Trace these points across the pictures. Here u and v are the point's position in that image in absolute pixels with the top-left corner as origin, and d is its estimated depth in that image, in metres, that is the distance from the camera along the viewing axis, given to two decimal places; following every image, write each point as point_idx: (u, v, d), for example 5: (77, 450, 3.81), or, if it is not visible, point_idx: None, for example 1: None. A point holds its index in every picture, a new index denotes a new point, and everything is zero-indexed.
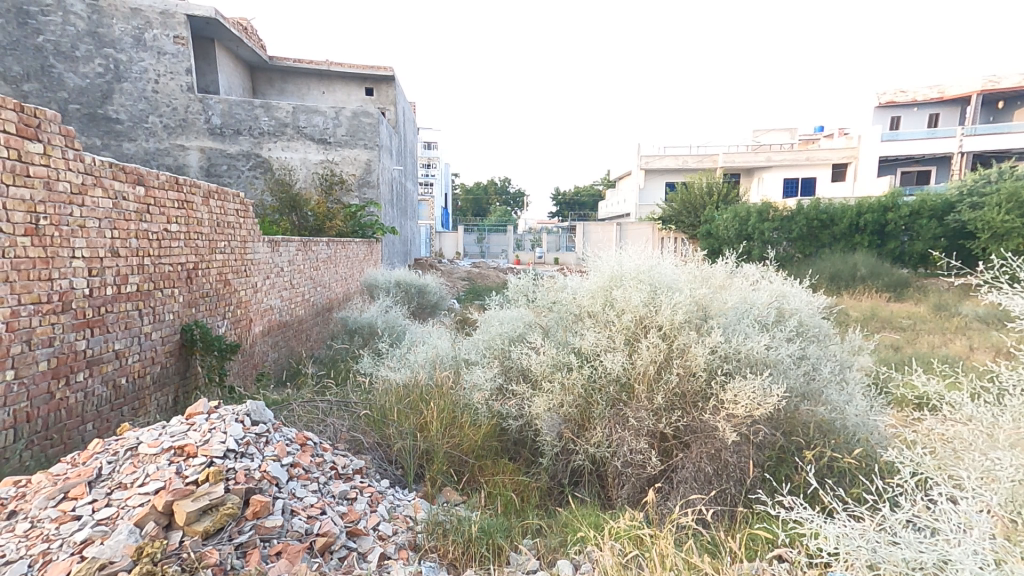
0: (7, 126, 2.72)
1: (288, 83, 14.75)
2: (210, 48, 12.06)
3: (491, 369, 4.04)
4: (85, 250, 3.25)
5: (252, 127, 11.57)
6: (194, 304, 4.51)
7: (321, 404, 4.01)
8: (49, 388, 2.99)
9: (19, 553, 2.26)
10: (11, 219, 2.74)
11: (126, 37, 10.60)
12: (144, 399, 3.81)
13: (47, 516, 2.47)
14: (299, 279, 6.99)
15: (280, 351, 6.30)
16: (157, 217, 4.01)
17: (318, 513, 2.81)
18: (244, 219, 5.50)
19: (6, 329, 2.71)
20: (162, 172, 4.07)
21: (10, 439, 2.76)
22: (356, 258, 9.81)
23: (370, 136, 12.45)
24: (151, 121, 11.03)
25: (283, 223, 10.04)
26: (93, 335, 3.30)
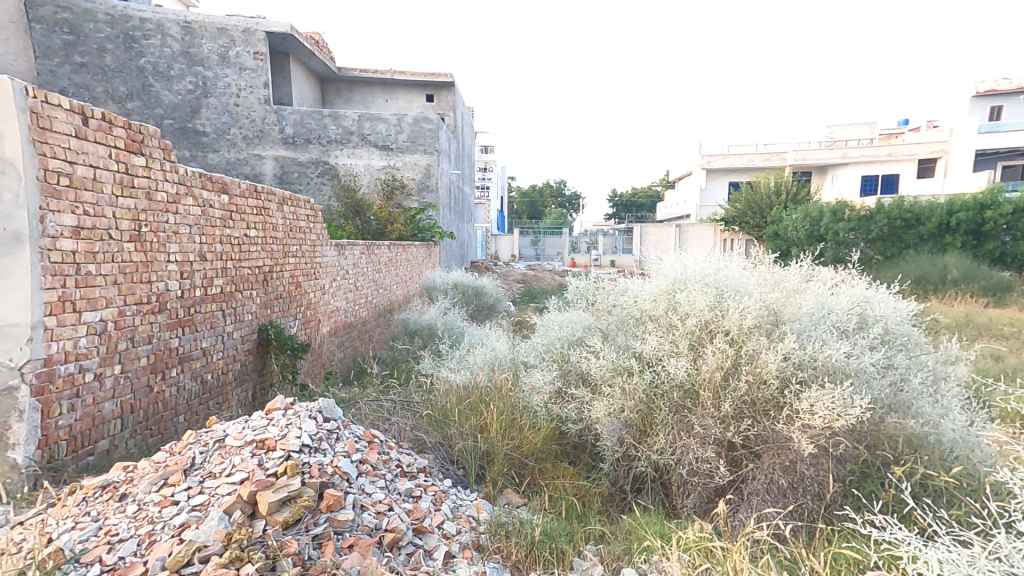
0: (117, 142, 3.05)
1: (354, 92, 15.18)
2: (286, 62, 12.66)
3: (550, 372, 3.97)
4: (177, 255, 3.54)
5: (321, 135, 12.09)
6: (270, 305, 4.77)
7: (387, 402, 4.08)
8: (147, 381, 3.29)
9: (130, 532, 2.50)
10: (118, 226, 3.06)
11: (213, 55, 11.33)
12: (227, 393, 4.08)
13: (151, 499, 2.71)
14: (363, 281, 7.25)
15: (346, 350, 6.57)
16: (238, 222, 4.26)
17: (385, 509, 2.91)
18: (315, 223, 5.77)
19: (114, 326, 3.03)
20: (243, 181, 4.34)
21: (118, 427, 3.10)
22: (415, 261, 10.07)
23: (429, 141, 12.68)
24: (232, 133, 11.72)
25: (348, 227, 10.46)
26: (184, 333, 3.59)
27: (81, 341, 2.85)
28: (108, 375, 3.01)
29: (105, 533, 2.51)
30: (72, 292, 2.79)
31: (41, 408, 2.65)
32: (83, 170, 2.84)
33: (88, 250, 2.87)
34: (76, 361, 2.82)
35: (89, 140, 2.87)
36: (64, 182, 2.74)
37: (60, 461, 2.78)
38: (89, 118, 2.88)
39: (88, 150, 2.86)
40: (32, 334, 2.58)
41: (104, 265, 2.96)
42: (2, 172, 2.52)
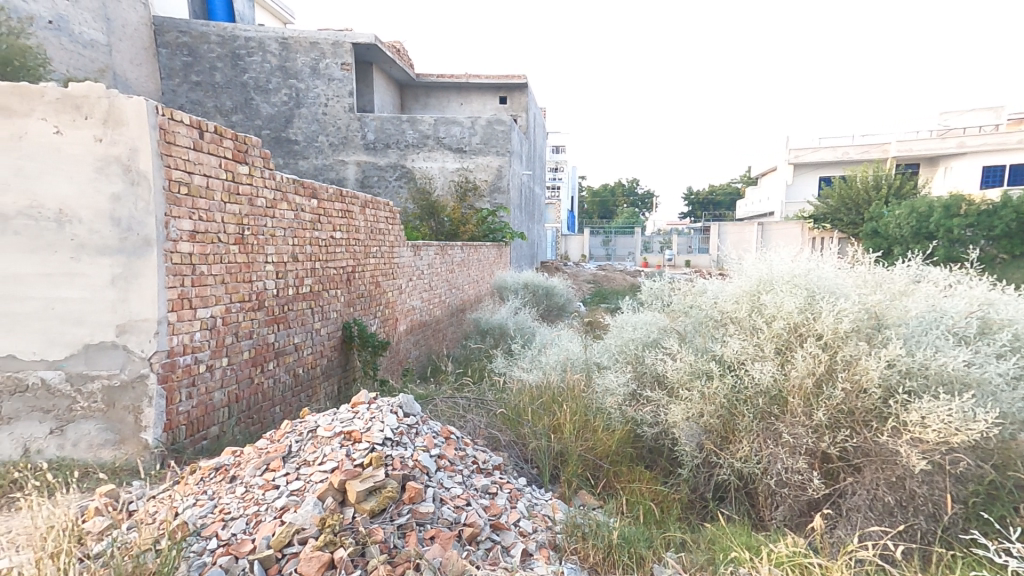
0: (226, 152, 3.34)
1: (431, 98, 15.62)
2: (369, 72, 12.99)
3: (624, 374, 3.92)
4: (274, 256, 3.80)
5: (399, 140, 12.17)
6: (353, 303, 5.01)
7: (462, 400, 4.18)
8: (250, 373, 3.58)
9: (240, 511, 2.75)
10: (225, 230, 3.35)
11: (306, 68, 11.63)
12: (315, 386, 4.36)
13: (256, 483, 2.96)
14: (436, 281, 7.49)
15: (421, 348, 6.82)
16: (326, 225, 4.51)
17: (463, 504, 2.97)
18: (393, 225, 5.99)
19: (222, 322, 3.33)
20: (331, 186, 4.57)
21: (226, 415, 3.40)
22: (486, 262, 10.29)
23: (501, 142, 12.61)
24: (321, 140, 12.01)
25: (424, 229, 10.67)
26: (279, 329, 3.86)
27: (196, 335, 3.16)
28: (217, 367, 3.31)
29: (219, 511, 2.77)
30: (189, 290, 3.10)
31: (165, 395, 2.97)
32: (199, 179, 3.16)
33: (201, 252, 3.18)
34: (192, 354, 3.14)
35: (204, 152, 3.19)
36: (183, 190, 3.06)
37: (181, 443, 3.09)
38: (204, 131, 3.20)
39: (203, 162, 3.19)
40: (158, 328, 2.91)
41: (214, 266, 3.27)
42: (135, 184, 2.87)
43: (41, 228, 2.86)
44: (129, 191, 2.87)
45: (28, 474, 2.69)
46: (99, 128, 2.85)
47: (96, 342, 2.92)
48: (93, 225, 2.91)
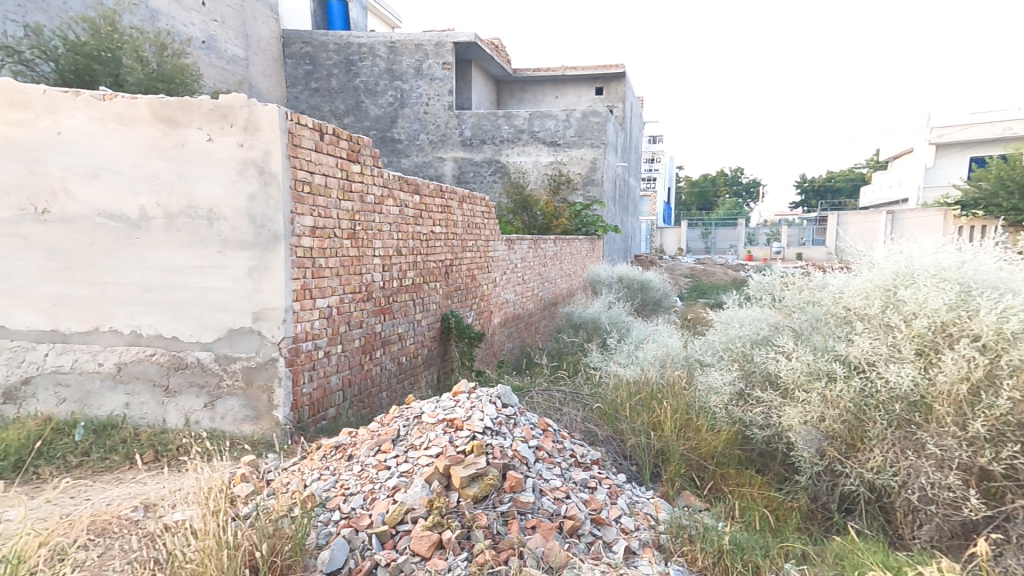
0: (342, 153, 3.59)
1: (527, 93, 14.55)
2: (469, 70, 12.48)
3: (731, 372, 3.74)
4: (381, 251, 4.03)
5: (495, 135, 11.62)
6: (451, 296, 5.20)
7: (557, 393, 4.12)
8: (360, 360, 3.84)
9: (357, 487, 2.94)
10: (340, 225, 3.59)
11: (410, 70, 11.47)
12: (417, 374, 4.61)
13: (370, 462, 3.14)
14: (530, 274, 7.63)
15: (514, 341, 6.96)
16: (427, 220, 4.69)
17: (563, 496, 2.97)
18: (488, 220, 6.11)
19: (337, 312, 3.59)
20: (431, 182, 4.73)
21: (341, 398, 3.68)
22: (580, 255, 10.52)
23: (597, 134, 11.54)
24: (422, 139, 11.75)
25: (517, 222, 10.72)
26: (385, 320, 4.09)
27: (316, 323, 3.43)
28: (333, 353, 3.57)
29: (340, 486, 2.98)
30: (309, 281, 3.36)
31: (292, 376, 3.26)
32: (319, 178, 3.41)
33: (320, 246, 3.43)
34: (313, 341, 3.41)
35: (324, 153, 3.44)
36: (306, 189, 3.32)
37: (305, 422, 3.40)
38: (325, 134, 3.45)
39: (323, 162, 3.44)
40: (285, 316, 3.20)
41: (330, 259, 3.52)
42: (267, 184, 3.16)
43: (195, 226, 3.18)
44: (262, 191, 3.16)
45: (191, 441, 3.10)
46: (241, 135, 3.15)
47: (237, 327, 3.23)
48: (235, 222, 3.20)
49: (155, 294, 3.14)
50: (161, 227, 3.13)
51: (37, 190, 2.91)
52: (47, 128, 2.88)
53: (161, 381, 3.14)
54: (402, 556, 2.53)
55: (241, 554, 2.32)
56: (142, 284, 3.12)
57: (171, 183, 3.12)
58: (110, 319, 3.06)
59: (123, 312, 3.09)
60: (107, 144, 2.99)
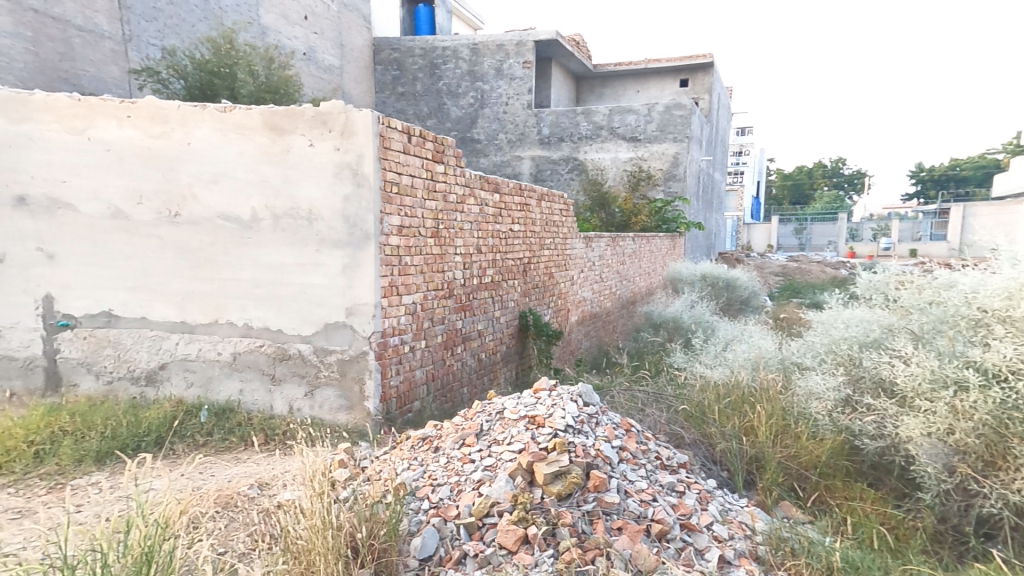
0: (427, 154, 3.71)
1: (607, 88, 13.94)
2: (549, 68, 12.26)
3: (835, 377, 3.50)
4: (462, 249, 4.12)
5: (574, 133, 11.43)
6: (528, 294, 5.23)
7: (639, 393, 4.02)
8: (442, 355, 3.95)
9: (445, 478, 3.04)
10: (424, 224, 3.71)
11: (491, 70, 11.39)
12: (495, 370, 4.69)
13: (456, 455, 3.23)
14: (607, 272, 7.58)
15: (591, 339, 6.99)
16: (505, 218, 4.75)
17: (649, 499, 2.88)
18: (566, 217, 6.06)
19: (421, 308, 3.71)
20: (510, 180, 4.77)
21: (425, 392, 3.81)
22: (659, 253, 10.38)
23: (681, 128, 11.06)
24: (500, 139, 11.75)
25: (594, 220, 10.64)
26: (465, 316, 4.19)
27: (402, 319, 3.58)
28: (417, 348, 3.71)
29: (428, 477, 3.08)
30: (397, 279, 3.52)
31: (381, 369, 3.43)
32: (407, 179, 3.56)
33: (406, 245, 3.58)
34: (399, 336, 3.56)
35: (411, 155, 3.58)
36: (395, 190, 3.47)
37: (392, 414, 3.56)
38: (413, 137, 3.59)
39: (410, 163, 3.57)
40: (374, 312, 3.36)
41: (415, 257, 3.65)
42: (360, 186, 3.33)
43: (298, 226, 3.41)
44: (355, 193, 3.34)
45: (297, 426, 3.36)
46: (338, 140, 3.33)
47: (332, 321, 3.43)
48: (331, 222, 3.40)
49: (264, 290, 3.39)
50: (269, 228, 3.38)
51: (170, 195, 3.19)
52: (180, 139, 3.15)
53: (270, 370, 3.39)
54: (490, 549, 2.57)
55: (343, 534, 2.47)
56: (254, 280, 3.37)
57: (279, 187, 3.36)
58: (227, 312, 3.33)
59: (236, 306, 3.35)
60: (230, 152, 3.26)
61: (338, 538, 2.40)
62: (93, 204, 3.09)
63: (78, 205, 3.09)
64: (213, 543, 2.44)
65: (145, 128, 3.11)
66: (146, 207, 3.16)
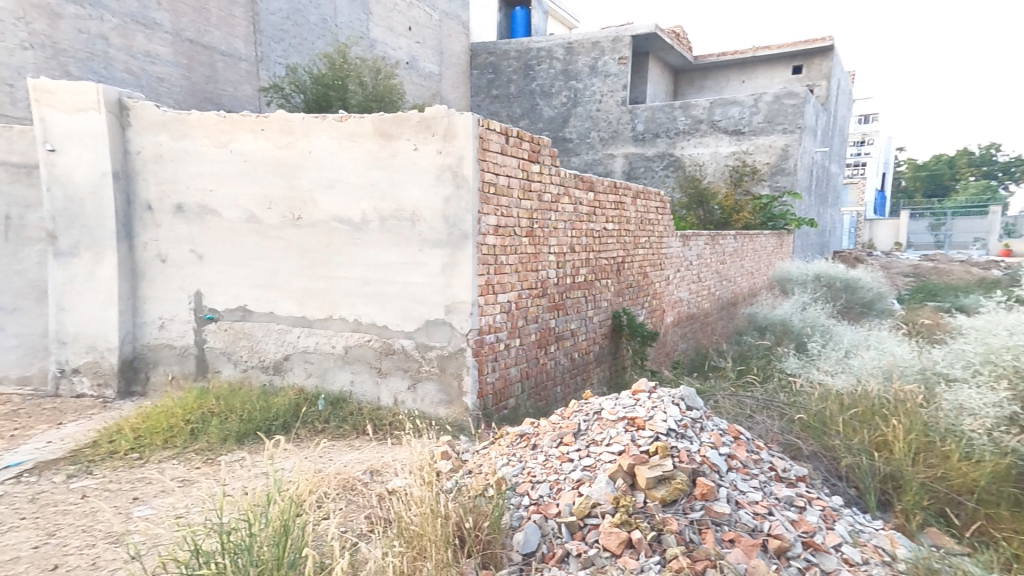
0: (524, 154, 3.76)
1: (708, 80, 13.39)
2: (646, 62, 12.01)
3: (997, 393, 3.20)
4: (555, 248, 4.15)
5: (670, 128, 11.04)
6: (621, 293, 5.18)
7: (745, 398, 3.89)
8: (536, 354, 4.01)
9: (543, 475, 3.04)
10: (519, 224, 3.77)
11: (585, 68, 11.44)
12: (588, 370, 4.73)
13: (554, 453, 3.23)
14: (705, 272, 7.39)
15: (688, 341, 6.90)
16: (599, 218, 4.70)
17: (765, 512, 2.69)
18: (662, 215, 5.89)
19: (516, 307, 3.78)
20: (605, 178, 4.71)
21: (520, 389, 3.89)
22: (764, 251, 10.02)
23: (791, 118, 10.31)
24: (592, 137, 11.67)
25: (691, 218, 10.14)
26: (558, 316, 4.22)
27: (497, 317, 3.66)
28: (512, 345, 3.78)
29: (526, 474, 3.10)
30: (493, 277, 3.60)
31: (477, 365, 3.54)
32: (503, 179, 3.62)
33: (501, 244, 3.65)
34: (494, 333, 3.64)
35: (508, 155, 3.64)
36: (492, 191, 3.56)
37: (489, 410, 3.66)
38: (509, 138, 3.65)
39: (507, 164, 3.64)
40: (471, 309, 3.46)
41: (510, 256, 3.71)
42: (460, 187, 3.44)
43: (402, 227, 3.58)
44: (455, 194, 3.46)
45: (403, 417, 3.54)
46: (440, 143, 3.46)
47: (431, 318, 3.57)
48: (432, 223, 3.54)
49: (373, 287, 3.59)
50: (376, 229, 3.58)
51: (293, 200, 3.47)
52: (304, 148, 3.41)
53: (376, 363, 3.59)
54: (592, 550, 2.48)
55: (450, 523, 2.50)
56: (363, 278, 3.59)
57: (386, 191, 3.55)
58: (340, 308, 3.57)
59: (347, 302, 3.58)
60: (344, 158, 3.48)
61: (446, 526, 2.43)
62: (233, 210, 3.41)
63: (221, 211, 3.40)
64: (339, 520, 2.67)
65: (275, 139, 3.38)
66: (274, 211, 3.45)
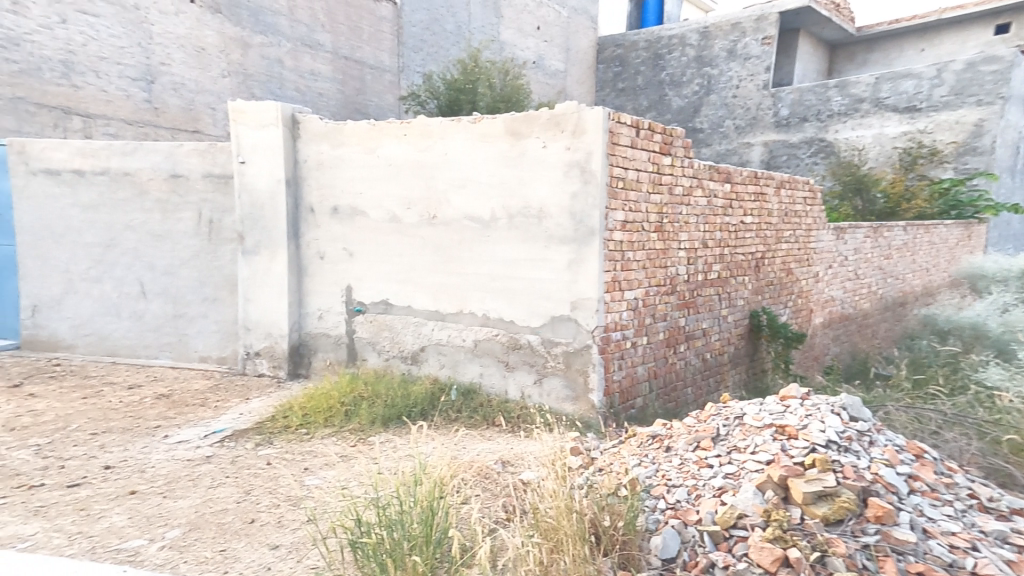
0: (656, 146, 3.64)
1: (873, 53, 11.62)
2: (793, 40, 11.01)
3: None
4: (686, 243, 3.97)
5: (822, 110, 9.97)
6: (760, 291, 4.87)
7: (928, 412, 3.50)
8: (664, 353, 3.89)
9: (679, 479, 2.87)
10: (648, 219, 3.67)
11: (722, 52, 10.91)
12: (722, 372, 4.54)
13: (690, 458, 3.05)
14: (864, 268, 6.71)
15: (841, 344, 6.43)
16: (736, 210, 4.44)
17: (966, 547, 2.30)
18: (810, 205, 5.42)
19: (644, 304, 3.69)
20: (744, 168, 4.43)
21: (648, 388, 3.80)
22: (947, 246, 8.82)
23: (991, 87, 8.55)
24: (727, 125, 11.09)
25: (846, 209, 8.97)
26: (688, 314, 4.06)
27: (623, 314, 3.59)
28: (639, 344, 3.69)
29: (662, 476, 2.94)
30: (619, 274, 3.53)
31: (603, 364, 3.51)
32: (632, 173, 3.53)
33: (628, 240, 3.56)
34: (621, 331, 3.58)
35: (638, 148, 3.54)
36: (621, 186, 3.49)
37: (615, 408, 3.62)
38: (640, 130, 3.54)
39: (636, 157, 3.54)
40: (597, 306, 3.44)
41: (637, 252, 3.62)
42: (587, 183, 3.42)
43: (529, 224, 3.63)
44: (582, 190, 3.44)
45: (532, 411, 3.62)
46: (569, 139, 3.45)
47: (556, 314, 3.59)
48: (559, 219, 3.54)
49: (500, 283, 3.70)
50: (504, 226, 3.67)
51: (430, 200, 3.68)
52: (441, 150, 3.60)
53: (504, 357, 3.72)
54: (742, 565, 2.28)
55: (585, 519, 2.42)
56: (491, 274, 3.70)
57: (514, 189, 3.62)
58: (470, 302, 3.73)
59: (477, 297, 3.73)
60: (475, 159, 3.61)
61: (582, 522, 2.37)
62: (377, 211, 3.69)
63: (368, 212, 3.71)
64: (479, 504, 2.73)
65: (416, 144, 3.61)
66: (412, 211, 3.69)
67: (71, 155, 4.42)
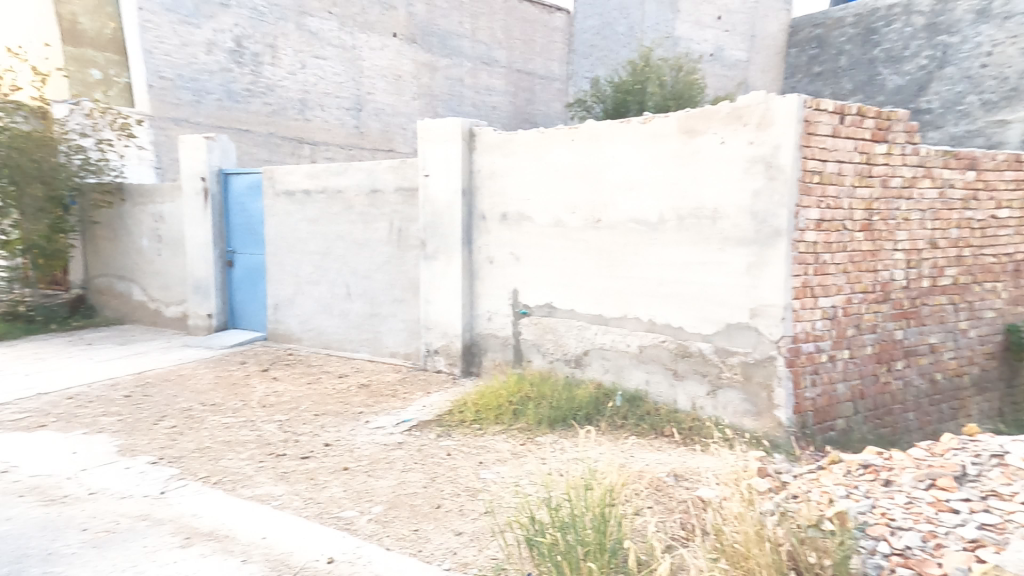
0: (868, 133, 3.23)
1: None
2: None
3: None
4: (903, 243, 3.48)
5: None
6: (1016, 301, 4.11)
7: None
8: (874, 370, 3.40)
9: (909, 521, 2.32)
10: (855, 217, 3.26)
11: (970, 13, 9.91)
12: (963, 399, 3.87)
13: (921, 497, 2.49)
14: None
15: None
16: (982, 203, 3.79)
17: None
18: None
19: (846, 312, 3.28)
20: (993, 153, 3.77)
21: (855, 410, 3.34)
22: None
23: None
24: (971, 100, 9.83)
25: None
26: (908, 325, 3.53)
27: (818, 324, 3.20)
28: (840, 358, 3.28)
29: (881, 514, 2.38)
30: (814, 279, 3.17)
31: (794, 378, 3.14)
32: (832, 166, 3.13)
33: (826, 241, 3.18)
34: (815, 343, 3.20)
35: (842, 137, 3.14)
36: (818, 179, 3.11)
37: (810, 429, 3.20)
38: (847, 115, 3.16)
39: (839, 147, 3.14)
40: (786, 314, 3.11)
41: (836, 253, 3.22)
42: (773, 179, 3.10)
43: (701, 226, 3.42)
44: (766, 187, 3.14)
45: (708, 425, 3.40)
46: (753, 133, 3.15)
47: (735, 322, 3.31)
48: (737, 220, 3.27)
49: (667, 287, 3.57)
50: (673, 228, 3.51)
51: (595, 204, 3.74)
52: (608, 152, 3.63)
53: (673, 365, 3.57)
54: None
55: (781, 551, 2.10)
56: (659, 278, 3.59)
57: (684, 190, 3.44)
58: (635, 307, 3.69)
59: (640, 301, 3.66)
60: (643, 160, 3.54)
61: (780, 554, 2.04)
62: (544, 216, 3.94)
63: (534, 217, 3.98)
64: (654, 518, 2.59)
65: (581, 149, 3.71)
66: (576, 215, 3.81)
67: (302, 177, 5.35)
